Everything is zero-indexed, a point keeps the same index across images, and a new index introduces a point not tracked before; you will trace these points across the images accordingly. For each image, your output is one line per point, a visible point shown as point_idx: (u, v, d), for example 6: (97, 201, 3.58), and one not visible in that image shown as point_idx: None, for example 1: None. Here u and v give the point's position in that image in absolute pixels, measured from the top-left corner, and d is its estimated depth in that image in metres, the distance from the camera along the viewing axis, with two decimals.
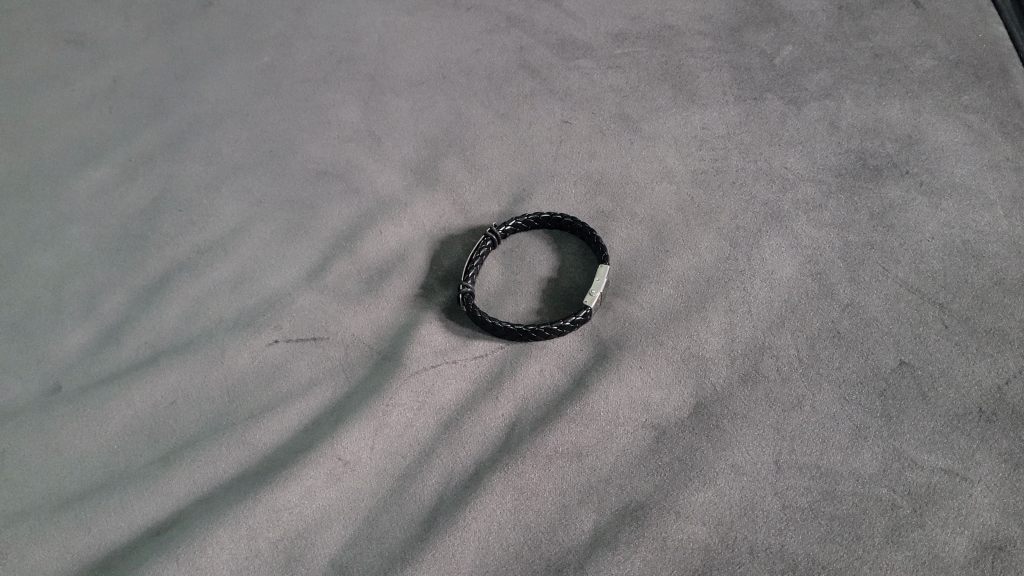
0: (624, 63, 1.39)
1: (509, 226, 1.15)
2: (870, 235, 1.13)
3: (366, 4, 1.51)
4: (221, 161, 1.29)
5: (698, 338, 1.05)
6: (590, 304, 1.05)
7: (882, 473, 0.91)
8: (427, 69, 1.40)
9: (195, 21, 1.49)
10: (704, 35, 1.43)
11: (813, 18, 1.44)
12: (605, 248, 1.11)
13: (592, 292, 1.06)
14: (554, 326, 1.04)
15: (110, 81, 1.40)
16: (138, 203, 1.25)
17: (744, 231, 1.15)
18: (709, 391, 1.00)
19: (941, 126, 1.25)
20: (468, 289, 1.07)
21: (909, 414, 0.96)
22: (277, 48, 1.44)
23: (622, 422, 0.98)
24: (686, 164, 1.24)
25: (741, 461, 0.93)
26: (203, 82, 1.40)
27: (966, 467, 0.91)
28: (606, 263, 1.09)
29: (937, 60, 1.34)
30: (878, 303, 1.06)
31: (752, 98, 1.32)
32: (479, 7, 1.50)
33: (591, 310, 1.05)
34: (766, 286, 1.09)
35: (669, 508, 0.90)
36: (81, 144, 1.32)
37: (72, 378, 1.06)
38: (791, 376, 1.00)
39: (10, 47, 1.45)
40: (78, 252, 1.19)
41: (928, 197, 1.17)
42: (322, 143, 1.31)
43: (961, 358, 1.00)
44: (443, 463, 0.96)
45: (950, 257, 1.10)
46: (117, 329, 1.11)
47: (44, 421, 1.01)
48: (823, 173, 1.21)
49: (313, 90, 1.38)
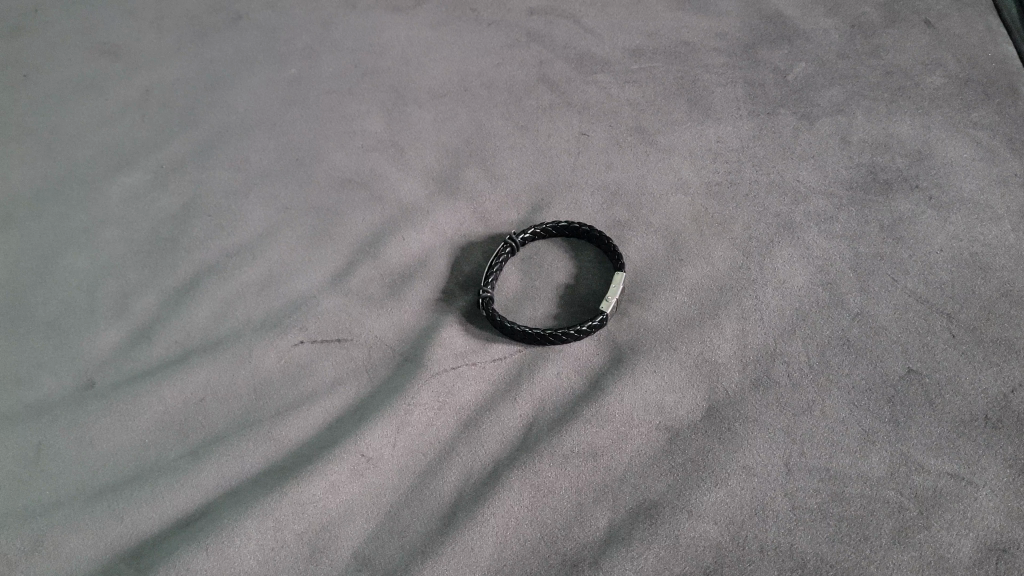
0: (641, 77, 1.43)
1: (528, 234, 1.18)
2: (880, 246, 1.16)
3: (390, 19, 1.56)
4: (250, 168, 1.33)
5: (711, 344, 1.08)
6: (606, 310, 1.08)
7: (890, 476, 0.94)
8: (449, 82, 1.44)
9: (225, 34, 1.54)
10: (720, 51, 1.46)
11: (827, 35, 1.47)
12: (621, 256, 1.15)
13: (608, 297, 1.09)
14: (571, 330, 1.07)
15: (143, 91, 1.45)
16: (169, 208, 1.29)
17: (757, 241, 1.18)
18: (722, 394, 1.03)
19: (951, 142, 1.28)
20: (488, 294, 1.11)
21: (916, 420, 0.99)
22: (304, 61, 1.49)
23: (636, 424, 1.01)
24: (701, 176, 1.27)
25: (752, 462, 0.96)
26: (233, 93, 1.44)
27: (971, 472, 0.94)
28: (622, 270, 1.13)
29: (947, 78, 1.37)
30: (887, 313, 1.09)
31: (766, 113, 1.35)
32: (500, 23, 1.54)
33: (608, 315, 1.08)
34: (778, 295, 1.12)
35: (681, 508, 0.93)
36: (114, 151, 1.36)
37: (105, 375, 1.10)
38: (802, 381, 1.03)
39: (47, 56, 1.50)
40: (112, 254, 1.23)
41: (937, 211, 1.20)
42: (348, 152, 1.35)
43: (969, 366, 1.03)
44: (463, 461, 0.99)
45: (959, 269, 1.13)
46: (148, 328, 1.15)
47: (79, 416, 1.05)
48: (835, 187, 1.24)
49: (338, 102, 1.42)
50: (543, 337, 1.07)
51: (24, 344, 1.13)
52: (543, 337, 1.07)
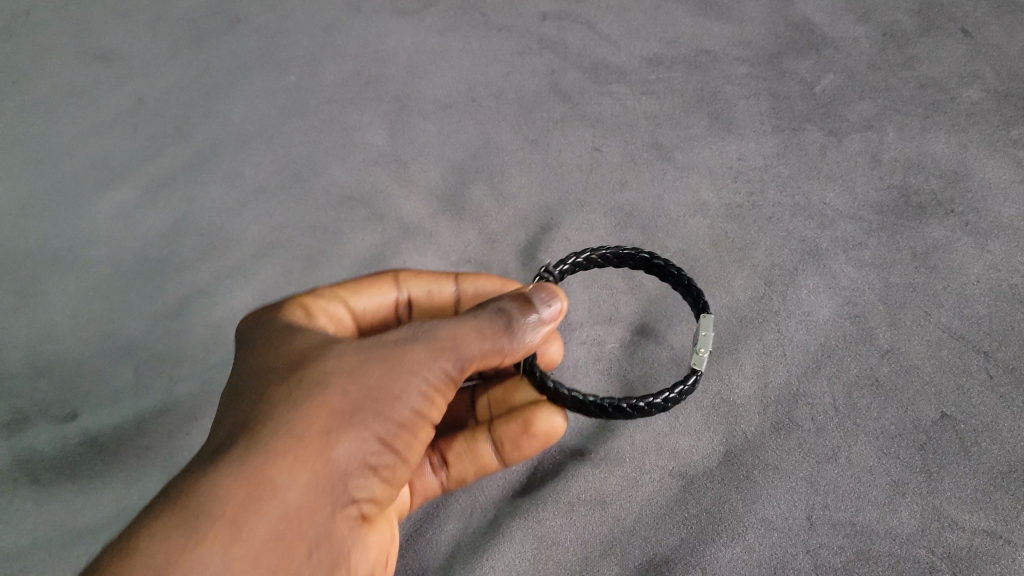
0: (659, 89, 1.35)
1: (582, 258, 1.04)
2: (912, 276, 1.09)
3: (395, 24, 1.49)
4: (246, 183, 1.28)
5: (729, 383, 1.01)
6: (699, 367, 0.94)
7: (921, 532, 0.87)
8: (457, 92, 1.38)
9: (223, 38, 1.47)
10: (743, 61, 1.38)
11: (856, 44, 1.38)
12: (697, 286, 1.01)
13: (698, 350, 0.96)
14: (663, 397, 0.92)
15: (136, 100, 1.39)
16: (160, 225, 1.23)
17: (780, 269, 1.11)
18: (740, 439, 0.96)
19: (988, 161, 1.20)
20: (543, 374, 0.97)
21: (950, 470, 0.92)
22: (305, 68, 1.42)
23: (648, 469, 0.95)
24: (720, 198, 1.20)
25: (771, 515, 0.90)
26: (230, 102, 1.38)
27: (1009, 530, 0.87)
28: (707, 312, 0.99)
29: (985, 92, 1.29)
30: (920, 350, 1.02)
31: (791, 129, 1.28)
32: (511, 28, 1.46)
33: (702, 374, 0.94)
34: (801, 328, 1.05)
35: (695, 564, 0.87)
36: (103, 164, 1.30)
37: (87, 406, 1.05)
38: (827, 426, 0.96)
39: (37, 62, 1.44)
40: (97, 275, 1.18)
41: (974, 237, 1.12)
42: (348, 168, 1.29)
43: (1007, 412, 0.96)
44: (462, 508, 0.95)
45: (997, 302, 1.05)
46: (134, 356, 1.09)
47: (57, 451, 1.00)
48: (864, 210, 1.17)
49: (340, 113, 1.36)
50: (637, 407, 0.91)
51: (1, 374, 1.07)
52: (639, 407, 0.91)
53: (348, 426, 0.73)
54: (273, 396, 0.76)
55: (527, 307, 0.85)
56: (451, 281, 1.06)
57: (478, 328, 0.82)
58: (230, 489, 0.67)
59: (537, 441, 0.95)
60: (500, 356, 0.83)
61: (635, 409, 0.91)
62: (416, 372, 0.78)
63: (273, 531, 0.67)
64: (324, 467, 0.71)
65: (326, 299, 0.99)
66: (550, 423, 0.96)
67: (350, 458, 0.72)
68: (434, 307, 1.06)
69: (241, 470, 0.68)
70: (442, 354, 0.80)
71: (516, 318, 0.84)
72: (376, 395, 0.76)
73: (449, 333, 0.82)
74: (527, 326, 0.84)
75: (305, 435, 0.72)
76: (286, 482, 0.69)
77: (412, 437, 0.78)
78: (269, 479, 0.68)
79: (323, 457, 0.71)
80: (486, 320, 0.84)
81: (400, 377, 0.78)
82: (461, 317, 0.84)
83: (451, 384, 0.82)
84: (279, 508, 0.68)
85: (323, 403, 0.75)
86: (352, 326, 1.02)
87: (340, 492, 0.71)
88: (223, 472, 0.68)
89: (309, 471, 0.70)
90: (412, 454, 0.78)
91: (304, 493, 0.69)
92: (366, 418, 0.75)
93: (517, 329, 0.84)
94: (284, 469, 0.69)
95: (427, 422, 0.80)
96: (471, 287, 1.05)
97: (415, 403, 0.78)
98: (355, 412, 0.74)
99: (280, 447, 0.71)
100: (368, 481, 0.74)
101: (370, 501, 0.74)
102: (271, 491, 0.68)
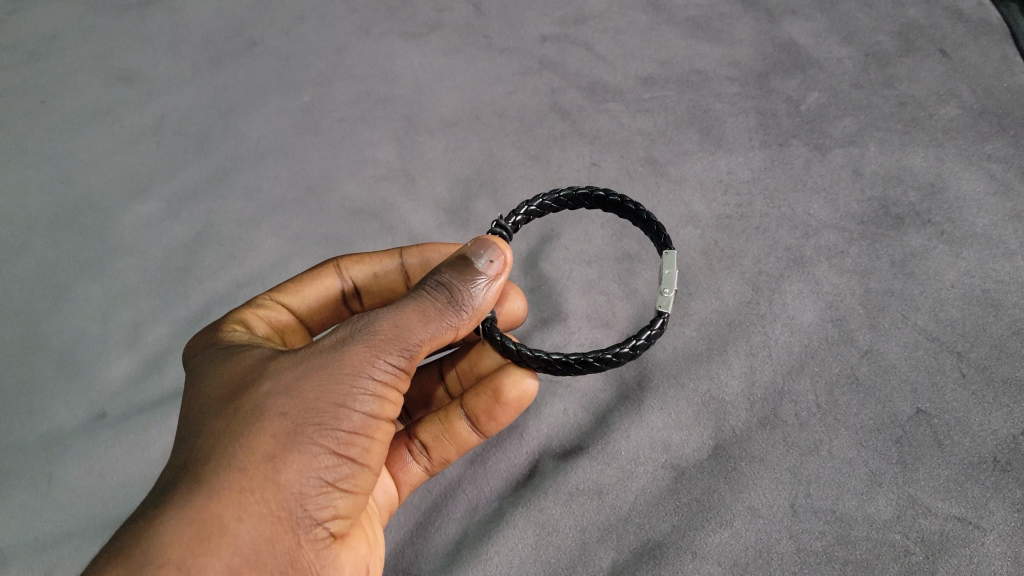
0: (653, 107, 1.43)
1: (535, 206, 1.07)
2: (890, 282, 1.16)
3: (402, 45, 1.56)
4: (263, 197, 1.35)
5: (718, 382, 1.08)
6: (665, 309, 0.99)
7: (896, 519, 0.93)
8: (462, 110, 1.46)
9: (239, 61, 1.55)
10: (732, 80, 1.46)
11: (840, 65, 1.46)
12: (654, 219, 1.05)
13: (663, 291, 1.00)
14: (629, 345, 0.96)
15: (158, 118, 1.47)
16: (182, 237, 1.31)
17: (766, 276, 1.18)
18: (728, 433, 1.03)
19: (964, 175, 1.27)
20: (504, 338, 1.00)
21: (924, 461, 0.98)
22: (317, 88, 1.50)
23: (642, 462, 1.02)
24: (711, 209, 1.28)
25: (757, 504, 0.96)
26: (246, 121, 1.45)
27: (979, 516, 0.93)
28: (669, 247, 1.03)
29: (961, 109, 1.35)
30: (898, 351, 1.08)
31: (777, 144, 1.35)
32: (512, 50, 1.54)
33: (669, 315, 0.99)
34: (786, 331, 1.12)
35: (685, 549, 0.93)
36: (128, 179, 1.38)
37: (116, 406, 1.12)
38: (809, 421, 1.03)
39: (64, 83, 1.52)
40: (123, 284, 1.25)
41: (949, 246, 1.19)
42: (358, 182, 1.36)
43: (978, 408, 1.02)
44: (467, 498, 1.02)
45: (969, 306, 1.12)
46: (159, 359, 1.16)
47: (88, 447, 1.07)
48: (846, 220, 1.24)
49: (350, 130, 1.43)
50: (605, 359, 0.94)
51: (35, 375, 1.14)
52: (608, 359, 0.94)
53: (293, 448, 0.73)
54: (216, 429, 0.75)
55: (468, 272, 0.84)
56: (393, 257, 1.11)
57: (420, 310, 0.81)
58: (180, 537, 0.68)
59: (509, 406, 1.00)
60: (449, 331, 0.82)
61: (603, 361, 0.94)
62: (360, 374, 0.76)
63: (228, 569, 0.68)
64: (275, 494, 0.72)
65: (265, 308, 1.03)
66: (520, 386, 1.00)
67: (301, 480, 0.72)
68: (382, 285, 1.12)
69: (188, 511, 0.69)
70: (386, 347, 0.78)
71: (459, 289, 0.83)
72: (318, 409, 0.74)
73: (391, 322, 0.79)
74: (472, 290, 0.84)
75: (249, 466, 0.72)
76: (236, 520, 0.70)
77: (368, 441, 0.77)
78: (217, 518, 0.70)
79: (270, 485, 0.72)
80: (427, 299, 0.82)
81: (343, 382, 0.76)
82: (399, 302, 0.82)
83: (403, 373, 0.80)
84: (232, 547, 0.69)
85: (264, 428, 0.74)
86: (297, 323, 1.07)
87: (300, 517, 0.72)
88: (169, 518, 0.69)
89: (257, 505, 0.71)
90: (372, 455, 0.78)
91: (257, 528, 0.70)
92: (311, 434, 0.74)
93: (462, 300, 0.83)
94: (233, 505, 0.70)
95: (383, 420, 0.79)
96: (416, 258, 1.11)
97: (366, 406, 0.76)
98: (298, 432, 0.73)
99: (227, 485, 0.71)
100: (328, 496, 0.74)
101: (336, 516, 0.75)
102: (222, 531, 0.69)
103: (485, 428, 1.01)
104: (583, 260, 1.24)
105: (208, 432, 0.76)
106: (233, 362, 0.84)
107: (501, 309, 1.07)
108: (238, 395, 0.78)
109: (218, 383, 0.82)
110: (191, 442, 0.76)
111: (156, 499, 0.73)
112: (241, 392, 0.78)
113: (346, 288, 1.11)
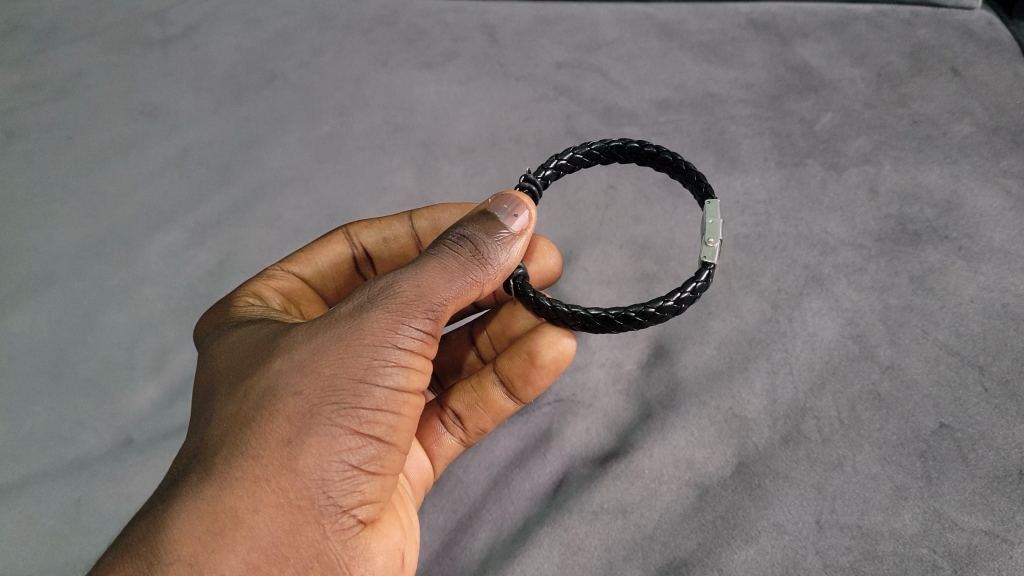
0: (668, 130, 1.45)
1: (565, 159, 1.10)
2: (910, 298, 1.16)
3: (419, 74, 1.59)
4: (285, 225, 1.37)
5: (741, 399, 1.08)
6: (710, 259, 0.99)
7: (922, 533, 0.93)
8: (479, 137, 1.48)
9: (261, 93, 1.58)
10: (746, 103, 1.47)
11: (853, 85, 1.47)
12: (693, 168, 1.07)
13: (708, 241, 1.00)
14: (674, 299, 0.96)
15: (181, 151, 1.50)
16: (206, 265, 1.33)
17: (785, 294, 1.19)
18: (752, 450, 1.03)
19: (980, 191, 1.27)
20: (538, 295, 0.99)
21: (949, 475, 0.98)
22: (338, 118, 1.53)
23: (666, 479, 1.02)
24: (727, 230, 1.29)
25: (782, 520, 0.96)
26: (269, 151, 1.48)
27: (1006, 530, 0.92)
28: (711, 195, 1.03)
29: (975, 126, 1.36)
30: (919, 366, 1.08)
31: (793, 164, 1.36)
32: (528, 77, 1.56)
33: (714, 266, 0.99)
34: (807, 347, 1.13)
35: (711, 566, 0.94)
36: (153, 210, 1.41)
37: (141, 432, 1.13)
38: (833, 437, 1.03)
39: (89, 117, 1.55)
40: (150, 312, 1.27)
41: (968, 262, 1.19)
42: (379, 208, 1.38)
43: (1002, 421, 1.02)
44: (492, 519, 1.02)
45: (989, 321, 1.12)
46: (183, 385, 1.18)
47: (116, 470, 1.09)
48: (864, 238, 1.25)
49: (369, 159, 1.46)
50: (647, 314, 0.95)
51: (65, 402, 1.16)
52: (651, 314, 0.95)
53: (310, 432, 0.74)
54: (228, 414, 0.77)
55: (492, 225, 0.86)
56: (403, 222, 1.14)
57: (441, 271, 0.81)
58: (193, 532, 0.71)
59: (546, 369, 1.01)
60: (473, 287, 0.83)
61: (645, 317, 0.95)
62: (381, 344, 0.77)
63: (245, 563, 0.70)
64: (293, 482, 0.72)
65: (276, 277, 1.07)
66: (557, 348, 1.00)
67: (321, 465, 0.73)
68: (392, 249, 1.14)
69: (199, 505, 0.72)
70: (409, 312, 0.78)
71: (483, 243, 0.84)
72: (336, 387, 0.75)
73: (412, 284, 0.80)
74: (495, 244, 0.85)
75: (264, 454, 0.73)
76: (252, 512, 0.72)
77: (394, 418, 0.77)
78: (232, 511, 0.71)
79: (288, 473, 0.73)
80: (449, 256, 0.83)
81: (362, 355, 0.76)
82: (420, 261, 0.82)
83: (430, 338, 0.80)
84: (250, 542, 0.71)
85: (279, 411, 0.75)
86: (308, 289, 1.11)
87: (323, 506, 0.73)
88: (181, 513, 0.72)
89: (273, 495, 0.72)
90: (401, 432, 0.78)
91: (275, 519, 0.72)
92: (330, 415, 0.74)
93: (485, 255, 0.84)
94: (248, 497, 0.72)
95: (411, 394, 0.79)
96: (425, 221, 1.12)
97: (390, 380, 0.76)
98: (315, 413, 0.74)
99: (241, 475, 0.73)
100: (353, 481, 0.74)
101: (363, 502, 0.76)
102: (237, 525, 0.71)
103: (521, 393, 1.03)
104: (602, 281, 1.25)
105: (220, 418, 0.77)
106: (245, 342, 0.85)
107: (533, 266, 1.08)
108: (250, 375, 0.79)
109: (225, 368, 0.83)
110: (204, 428, 0.78)
111: (169, 490, 0.75)
112: (255, 373, 0.79)
113: (357, 253, 1.14)
